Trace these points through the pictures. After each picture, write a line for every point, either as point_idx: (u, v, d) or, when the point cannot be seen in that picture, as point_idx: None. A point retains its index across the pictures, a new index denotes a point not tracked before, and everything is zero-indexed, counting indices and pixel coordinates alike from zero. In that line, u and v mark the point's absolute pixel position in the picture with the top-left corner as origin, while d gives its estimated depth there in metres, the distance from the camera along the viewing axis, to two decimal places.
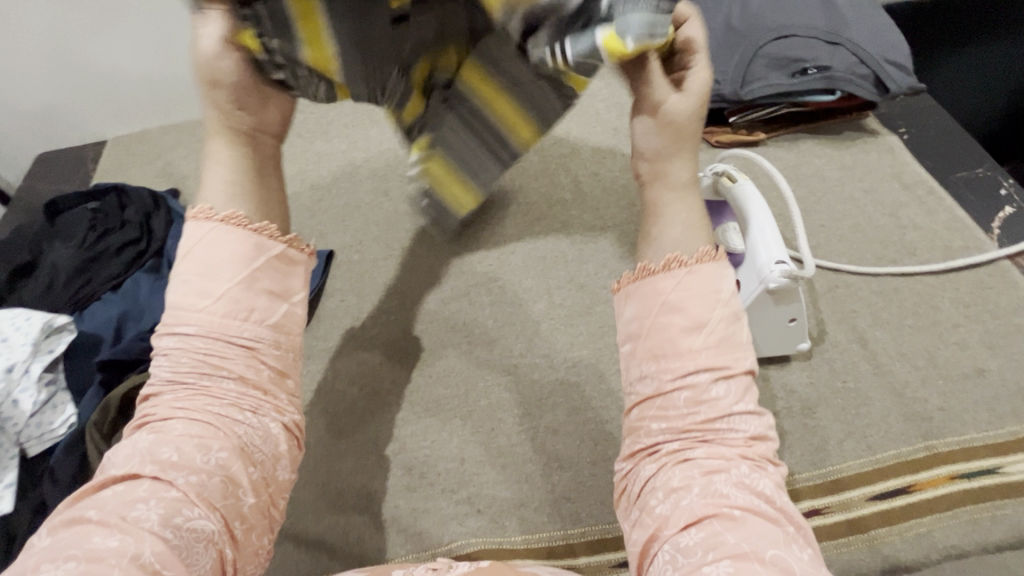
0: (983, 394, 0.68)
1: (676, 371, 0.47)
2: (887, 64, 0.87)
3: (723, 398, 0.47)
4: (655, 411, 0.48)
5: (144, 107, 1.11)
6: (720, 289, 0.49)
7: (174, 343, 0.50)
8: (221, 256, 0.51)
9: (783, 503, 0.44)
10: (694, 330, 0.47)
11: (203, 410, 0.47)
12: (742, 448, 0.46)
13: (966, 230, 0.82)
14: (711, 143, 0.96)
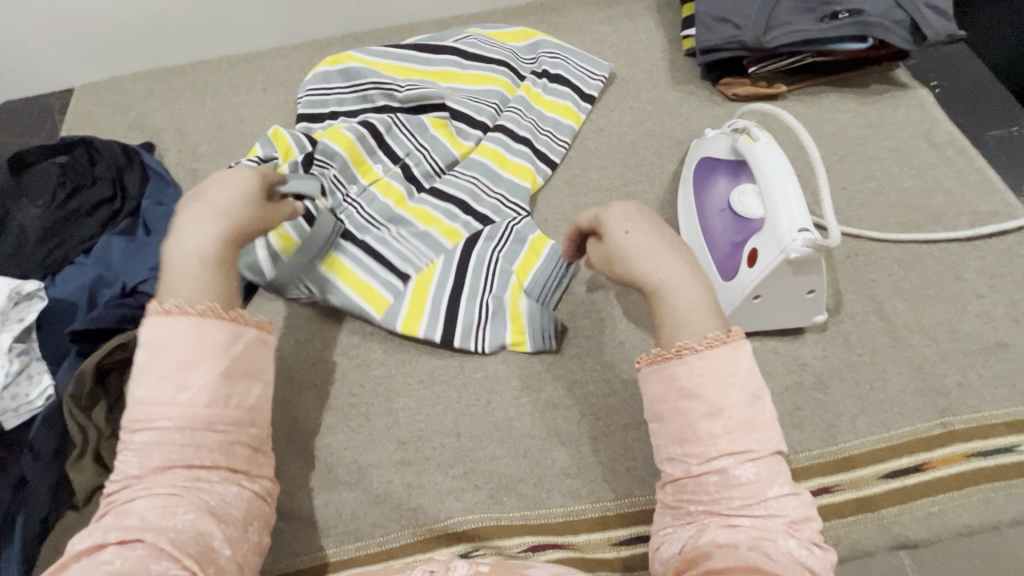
0: (1005, 369, 0.65)
1: (701, 457, 0.44)
2: (925, 7, 0.80)
3: (760, 479, 0.42)
4: (690, 486, 0.44)
5: (111, 51, 1.02)
6: (741, 369, 0.45)
7: (141, 433, 0.46)
8: (179, 347, 0.47)
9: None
10: (715, 414, 0.44)
11: (171, 483, 0.45)
12: (791, 530, 0.41)
13: (996, 194, 0.76)
14: (727, 96, 0.89)
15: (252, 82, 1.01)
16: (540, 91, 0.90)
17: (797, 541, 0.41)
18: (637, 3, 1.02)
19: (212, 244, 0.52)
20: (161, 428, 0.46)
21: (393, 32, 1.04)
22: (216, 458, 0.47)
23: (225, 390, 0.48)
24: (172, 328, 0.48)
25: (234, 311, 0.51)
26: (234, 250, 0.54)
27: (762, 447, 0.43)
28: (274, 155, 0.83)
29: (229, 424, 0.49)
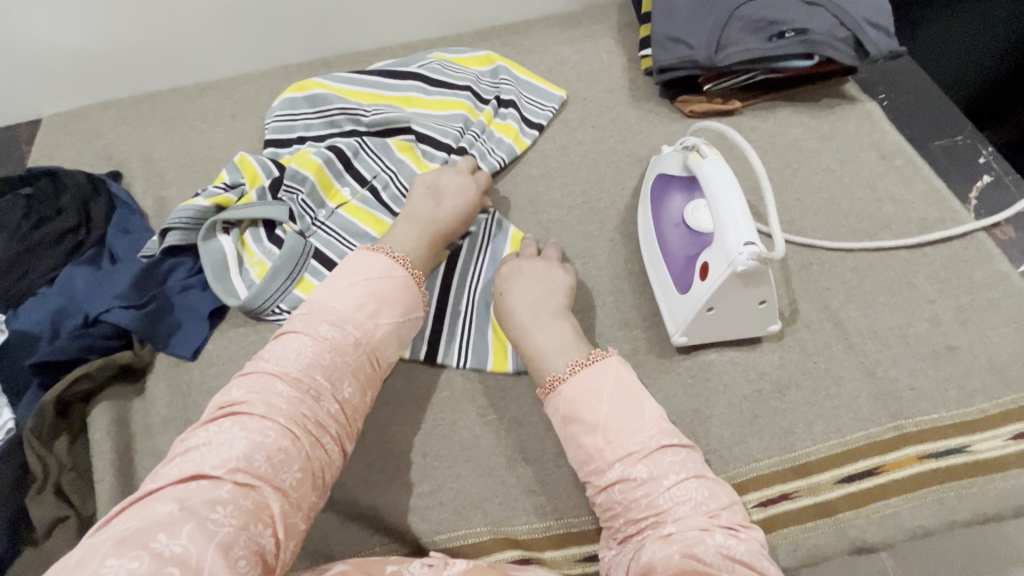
0: (955, 372, 0.67)
1: (597, 471, 0.55)
2: (867, 25, 0.83)
3: (653, 475, 0.53)
4: (607, 504, 0.55)
5: (80, 82, 1.03)
6: (603, 384, 0.58)
7: (310, 341, 0.57)
8: (379, 279, 0.63)
9: (764, 565, 0.47)
10: (593, 429, 0.56)
11: (326, 385, 0.55)
12: (705, 516, 0.50)
13: (943, 201, 0.79)
14: (685, 113, 0.92)
15: (221, 108, 1.02)
16: (502, 116, 0.93)
17: (715, 527, 0.49)
18: (597, 25, 1.05)
19: (423, 238, 0.71)
20: (330, 331, 0.58)
21: (361, 56, 1.06)
22: (344, 401, 0.57)
23: (381, 333, 0.61)
24: (392, 271, 0.64)
25: (420, 274, 0.67)
26: (433, 249, 0.72)
27: (643, 445, 0.54)
28: (240, 179, 0.86)
29: (360, 377, 0.59)
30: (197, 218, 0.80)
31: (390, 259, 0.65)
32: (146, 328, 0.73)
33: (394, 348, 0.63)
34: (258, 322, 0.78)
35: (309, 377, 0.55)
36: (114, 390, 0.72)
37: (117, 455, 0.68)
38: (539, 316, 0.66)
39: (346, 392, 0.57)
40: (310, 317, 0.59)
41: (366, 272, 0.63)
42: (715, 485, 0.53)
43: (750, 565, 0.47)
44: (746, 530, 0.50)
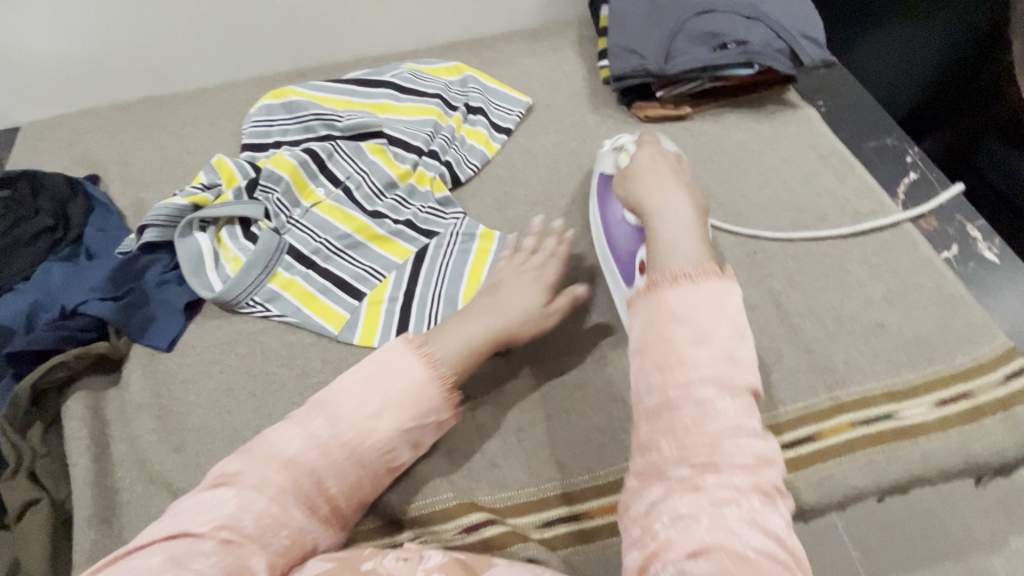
0: (885, 347, 0.72)
1: (676, 385, 0.45)
2: (801, 37, 0.91)
3: (736, 416, 0.44)
4: (663, 425, 0.44)
5: (59, 90, 1.06)
6: (727, 302, 0.48)
7: (316, 425, 0.51)
8: (408, 392, 0.54)
9: (793, 544, 0.40)
10: (696, 340, 0.46)
11: (263, 499, 0.47)
12: (753, 478, 0.42)
13: (873, 195, 0.86)
14: (640, 118, 0.98)
15: (199, 116, 1.06)
16: (470, 123, 0.99)
17: (756, 491, 0.41)
18: (560, 38, 1.12)
19: (483, 335, 0.64)
20: (303, 449, 0.50)
21: (336, 67, 1.11)
22: (334, 499, 0.52)
23: (419, 425, 0.55)
24: (411, 371, 0.55)
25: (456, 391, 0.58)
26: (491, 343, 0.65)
27: (736, 382, 0.45)
28: (217, 180, 0.90)
29: (369, 475, 0.54)
30: (174, 216, 0.83)
31: (418, 355, 0.56)
32: (122, 319, 0.75)
33: (400, 454, 0.56)
34: (232, 314, 0.81)
35: (296, 469, 0.49)
36: (91, 381, 0.74)
37: (92, 441, 0.70)
38: (679, 227, 0.57)
39: (317, 510, 0.51)
40: (319, 407, 0.53)
41: (388, 367, 0.55)
42: (794, 455, 0.44)
43: (782, 541, 0.40)
44: (782, 498, 0.43)
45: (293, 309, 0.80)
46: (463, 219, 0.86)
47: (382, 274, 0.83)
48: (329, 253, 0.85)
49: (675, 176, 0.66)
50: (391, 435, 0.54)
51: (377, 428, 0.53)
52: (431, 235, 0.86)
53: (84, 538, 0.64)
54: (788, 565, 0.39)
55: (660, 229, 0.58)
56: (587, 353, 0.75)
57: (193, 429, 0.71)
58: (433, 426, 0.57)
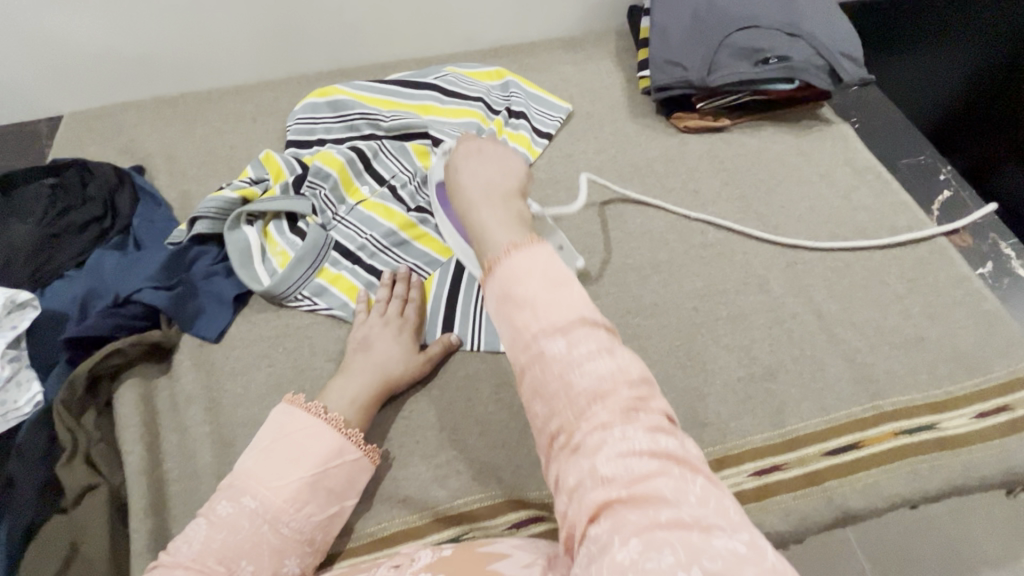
0: (924, 359, 0.74)
1: (527, 363, 0.41)
2: (842, 56, 0.93)
3: (568, 357, 0.40)
4: (531, 389, 0.41)
5: (104, 81, 1.07)
6: (537, 266, 0.43)
7: (227, 505, 0.57)
8: (310, 451, 0.61)
9: (663, 445, 0.37)
10: (522, 304, 0.42)
11: (257, 562, 0.56)
12: (616, 405, 0.39)
13: (909, 212, 0.88)
14: (679, 128, 1.00)
15: (242, 111, 1.07)
16: (511, 127, 1.00)
17: (618, 416, 0.38)
18: (597, 48, 1.14)
19: (367, 390, 0.69)
20: (252, 518, 0.57)
21: (377, 68, 1.13)
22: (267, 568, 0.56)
23: (314, 475, 0.60)
24: (304, 427, 0.62)
25: (357, 431, 0.65)
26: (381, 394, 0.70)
27: (565, 322, 0.41)
28: (265, 175, 0.91)
29: (310, 531, 0.60)
30: (223, 208, 0.84)
31: (308, 410, 0.64)
32: (174, 309, 0.76)
33: (359, 483, 0.64)
34: (280, 308, 0.81)
35: (204, 558, 0.54)
36: (142, 369, 0.75)
37: (144, 429, 0.71)
38: (485, 189, 0.52)
39: (315, 552, 0.60)
40: (226, 489, 0.59)
41: (305, 422, 0.63)
42: (642, 375, 0.40)
43: (664, 455, 0.37)
44: (653, 404, 0.40)
45: (340, 305, 0.81)
46: None
47: (428, 272, 0.83)
48: (375, 250, 0.85)
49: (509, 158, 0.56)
50: (343, 477, 0.62)
51: (284, 486, 0.59)
52: None
53: (136, 524, 0.64)
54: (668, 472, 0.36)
55: (483, 204, 0.51)
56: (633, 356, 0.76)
57: (243, 420, 0.72)
58: (359, 463, 0.64)
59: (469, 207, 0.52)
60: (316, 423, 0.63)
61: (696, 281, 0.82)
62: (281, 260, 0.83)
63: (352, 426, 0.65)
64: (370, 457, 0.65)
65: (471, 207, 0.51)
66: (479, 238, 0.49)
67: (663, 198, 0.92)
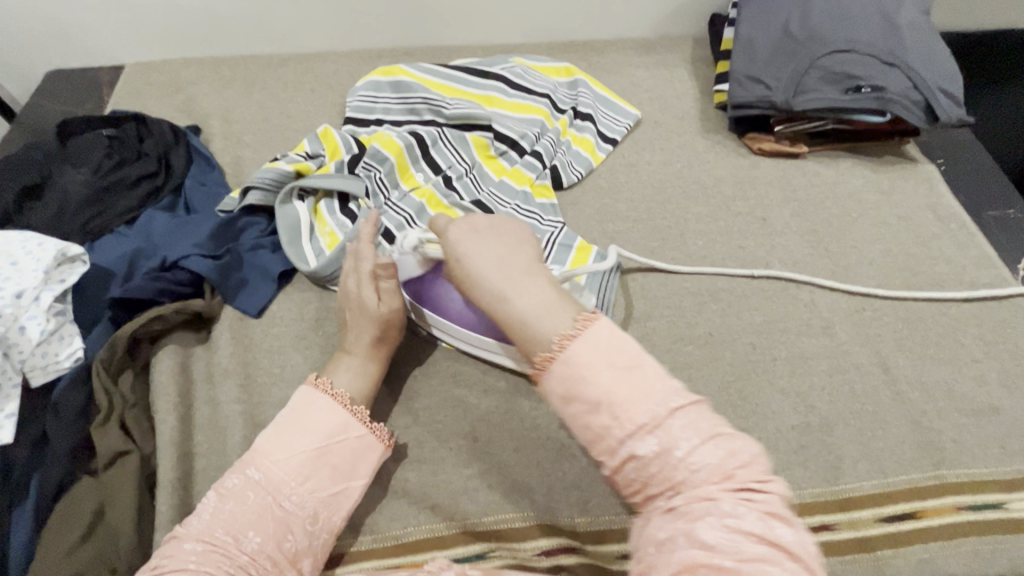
0: (995, 432, 0.69)
1: (607, 452, 0.45)
2: (939, 91, 0.86)
3: (663, 447, 0.43)
4: (624, 482, 0.46)
5: (169, 36, 1.06)
6: (602, 354, 0.46)
7: (234, 478, 0.57)
8: (315, 425, 0.60)
9: (775, 533, 0.40)
10: (598, 407, 0.45)
11: (263, 533, 0.55)
12: (717, 481, 0.43)
13: (992, 268, 0.82)
14: (752, 150, 0.95)
15: (302, 81, 1.04)
16: (574, 129, 0.96)
17: (727, 493, 0.42)
18: (672, 54, 1.09)
19: (369, 361, 0.68)
20: (258, 490, 0.56)
21: (440, 50, 1.09)
22: (272, 543, 0.55)
23: (316, 449, 0.59)
24: (313, 402, 0.62)
25: (364, 410, 0.64)
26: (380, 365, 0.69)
27: (652, 417, 0.44)
28: (321, 150, 0.88)
29: (313, 507, 0.58)
30: (277, 181, 0.82)
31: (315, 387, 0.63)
32: (219, 278, 0.74)
33: (365, 464, 0.62)
34: (324, 290, 0.80)
35: (212, 530, 0.54)
36: (181, 337, 0.74)
37: (179, 400, 0.70)
38: (511, 276, 0.52)
39: (318, 533, 0.58)
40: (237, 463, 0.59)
41: (309, 397, 0.62)
42: (737, 445, 0.44)
43: (772, 541, 0.40)
44: (765, 485, 0.43)
45: None
46: (562, 229, 0.83)
47: None
48: None
49: (502, 230, 0.56)
50: (349, 454, 0.61)
51: (287, 459, 0.58)
52: None
53: (164, 497, 0.63)
54: (778, 559, 0.39)
55: (515, 293, 0.51)
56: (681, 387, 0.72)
57: (275, 404, 0.70)
58: (364, 441, 0.62)
59: (502, 295, 0.51)
60: (320, 398, 0.62)
61: (755, 315, 0.78)
62: (330, 241, 0.80)
63: (361, 405, 0.64)
64: (377, 439, 0.63)
65: (494, 291, 0.51)
66: (521, 331, 0.50)
67: (727, 222, 0.87)
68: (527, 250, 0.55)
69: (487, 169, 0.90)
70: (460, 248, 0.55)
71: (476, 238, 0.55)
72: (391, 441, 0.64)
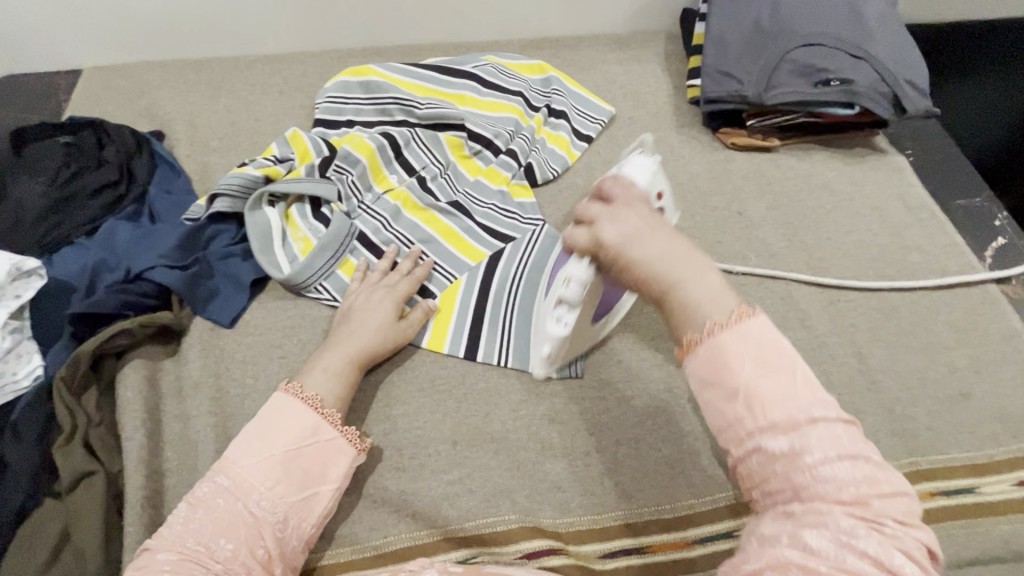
0: (967, 418, 0.70)
1: (733, 441, 0.43)
2: (906, 83, 0.87)
3: (795, 448, 0.41)
4: (746, 475, 0.43)
5: (128, 38, 1.02)
6: (748, 350, 0.43)
7: (205, 486, 0.56)
8: (286, 429, 0.59)
9: (896, 563, 0.37)
10: (734, 395, 0.43)
11: (235, 540, 0.53)
12: (844, 503, 0.39)
13: (961, 255, 0.83)
14: (726, 144, 0.95)
15: (270, 82, 1.02)
16: (549, 126, 0.95)
17: (848, 515, 0.39)
18: (646, 50, 1.09)
19: (346, 363, 0.67)
20: (228, 497, 0.55)
21: (411, 49, 1.07)
22: (243, 551, 0.53)
23: (287, 449, 0.58)
24: (285, 407, 0.61)
25: (335, 411, 0.63)
26: (357, 370, 0.68)
27: (790, 418, 0.41)
28: (289, 153, 0.86)
29: (285, 511, 0.57)
30: (245, 187, 0.79)
31: (285, 389, 0.63)
32: (186, 289, 0.73)
33: (338, 467, 0.61)
34: (298, 297, 0.78)
35: (183, 541, 0.52)
36: (149, 350, 0.72)
37: (147, 416, 0.68)
38: (678, 264, 0.47)
39: (290, 539, 0.57)
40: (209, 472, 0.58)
41: (285, 401, 0.61)
42: (884, 474, 0.41)
43: (885, 566, 0.37)
44: (896, 522, 0.39)
45: None
46: (544, 227, 0.82)
47: (456, 275, 0.79)
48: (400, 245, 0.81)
49: (651, 212, 0.51)
50: (319, 457, 0.60)
51: (259, 463, 0.57)
52: (505, 239, 0.81)
53: (133, 517, 0.61)
54: None
55: (684, 281, 0.46)
56: (662, 385, 0.72)
57: (249, 415, 0.68)
58: (338, 441, 0.61)
59: (674, 280, 0.46)
60: (294, 403, 0.61)
61: None
62: (303, 248, 0.78)
63: (336, 408, 0.63)
64: (355, 448, 0.62)
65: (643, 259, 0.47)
66: (676, 315, 0.46)
67: (703, 217, 0.88)
68: (679, 236, 0.49)
69: (462, 169, 0.89)
70: (612, 233, 0.49)
71: (627, 220, 0.49)
72: (367, 445, 0.64)
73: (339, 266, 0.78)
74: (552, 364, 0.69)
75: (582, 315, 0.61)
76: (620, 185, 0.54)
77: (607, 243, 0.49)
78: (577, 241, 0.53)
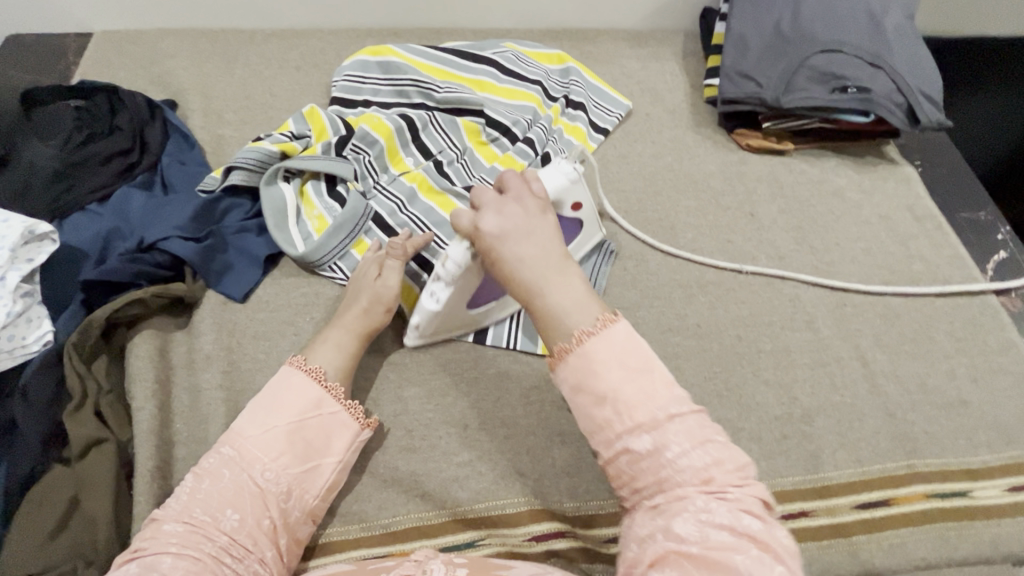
0: (964, 424, 0.72)
1: (603, 442, 0.49)
2: (921, 96, 0.89)
3: (656, 447, 0.47)
4: (617, 475, 0.49)
5: (141, 4, 1.00)
6: (618, 352, 0.49)
7: (210, 458, 0.56)
8: (290, 403, 0.59)
9: (745, 526, 0.44)
10: (603, 400, 0.48)
11: (241, 511, 0.54)
12: (697, 483, 0.46)
13: (964, 265, 0.85)
14: (740, 146, 0.96)
15: (285, 58, 1.00)
16: (566, 117, 0.95)
17: (701, 493, 0.46)
18: (664, 47, 1.09)
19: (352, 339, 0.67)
20: (233, 467, 0.55)
21: (430, 32, 1.07)
22: (249, 521, 0.54)
23: (291, 421, 0.58)
24: (290, 381, 0.61)
25: (338, 385, 0.63)
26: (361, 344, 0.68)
27: (650, 417, 0.47)
28: (307, 130, 0.85)
29: (289, 483, 0.57)
30: (261, 161, 0.79)
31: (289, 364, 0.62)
32: (201, 262, 0.72)
33: (341, 441, 0.61)
34: (312, 275, 0.77)
35: (189, 511, 0.53)
36: (160, 321, 0.71)
37: (158, 387, 0.67)
38: (544, 274, 0.54)
39: (293, 510, 0.57)
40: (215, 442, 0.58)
41: (288, 376, 0.61)
42: (728, 451, 0.47)
43: (741, 532, 0.43)
44: (740, 487, 0.46)
45: None
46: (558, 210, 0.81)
47: None
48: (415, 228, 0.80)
49: (540, 216, 0.58)
50: (323, 430, 0.60)
51: (263, 436, 0.57)
52: None
53: (143, 487, 0.61)
54: (743, 548, 0.43)
55: (549, 286, 0.53)
56: None
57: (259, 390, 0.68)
58: (342, 416, 0.61)
59: (541, 287, 0.53)
60: (298, 378, 0.61)
61: (742, 308, 0.80)
62: (319, 226, 0.78)
63: (340, 383, 0.63)
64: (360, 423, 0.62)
65: (512, 258, 0.55)
66: (546, 321, 0.52)
67: (716, 216, 0.88)
68: (556, 242, 0.57)
69: (479, 155, 0.89)
70: (491, 225, 0.57)
71: (506, 216, 0.58)
72: (374, 422, 0.63)
73: (353, 246, 0.78)
74: (424, 334, 0.72)
75: (455, 294, 0.68)
76: (519, 181, 0.62)
77: (486, 232, 0.57)
78: (463, 223, 0.60)
